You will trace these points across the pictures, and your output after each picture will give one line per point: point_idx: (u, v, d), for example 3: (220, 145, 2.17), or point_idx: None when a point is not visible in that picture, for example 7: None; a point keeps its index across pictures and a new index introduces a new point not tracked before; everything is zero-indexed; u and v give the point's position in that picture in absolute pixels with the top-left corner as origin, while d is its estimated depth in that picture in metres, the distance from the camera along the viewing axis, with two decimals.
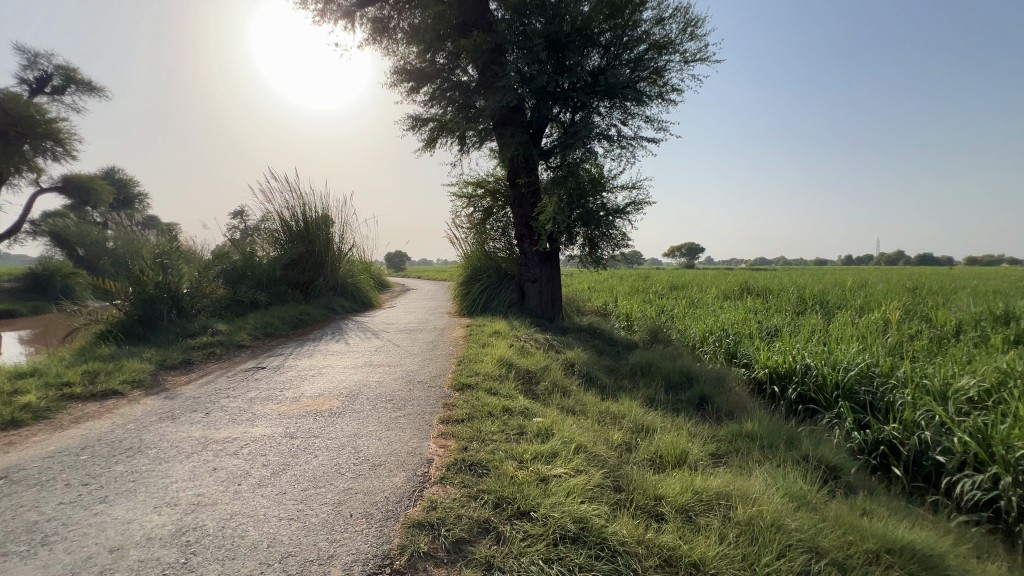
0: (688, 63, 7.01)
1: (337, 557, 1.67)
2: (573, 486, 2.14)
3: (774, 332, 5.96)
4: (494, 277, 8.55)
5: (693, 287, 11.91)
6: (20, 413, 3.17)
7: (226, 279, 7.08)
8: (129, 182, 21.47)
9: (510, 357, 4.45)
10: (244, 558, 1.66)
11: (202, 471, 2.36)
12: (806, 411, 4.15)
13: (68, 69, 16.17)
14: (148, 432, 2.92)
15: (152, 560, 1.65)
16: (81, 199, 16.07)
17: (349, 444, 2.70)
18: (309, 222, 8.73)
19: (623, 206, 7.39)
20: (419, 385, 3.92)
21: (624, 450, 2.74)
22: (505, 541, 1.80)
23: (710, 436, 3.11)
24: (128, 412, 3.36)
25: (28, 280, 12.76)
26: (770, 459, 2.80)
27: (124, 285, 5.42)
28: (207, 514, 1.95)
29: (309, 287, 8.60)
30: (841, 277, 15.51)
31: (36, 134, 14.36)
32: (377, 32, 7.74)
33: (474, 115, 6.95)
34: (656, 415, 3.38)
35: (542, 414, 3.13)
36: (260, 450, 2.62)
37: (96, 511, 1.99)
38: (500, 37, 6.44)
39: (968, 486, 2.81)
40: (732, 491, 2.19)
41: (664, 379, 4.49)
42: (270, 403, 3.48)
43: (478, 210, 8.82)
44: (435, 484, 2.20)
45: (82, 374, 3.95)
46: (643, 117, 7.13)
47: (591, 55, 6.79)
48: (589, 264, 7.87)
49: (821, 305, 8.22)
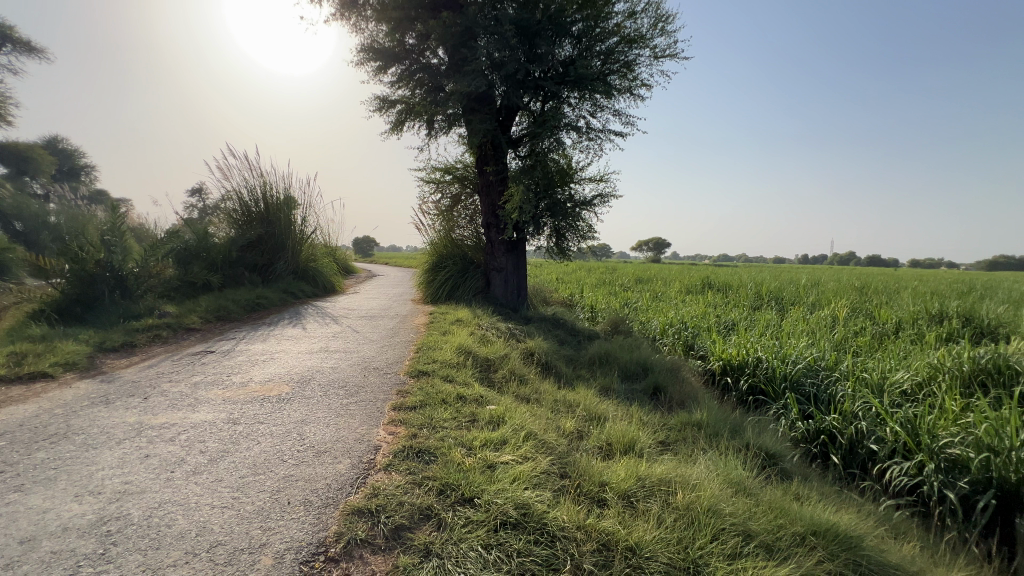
0: (657, 58, 7.08)
1: (269, 546, 1.62)
2: (518, 472, 2.15)
3: (731, 326, 6.15)
4: (459, 265, 8.47)
5: (659, 280, 12.13)
6: None
7: (177, 259, 6.75)
8: (74, 154, 20.12)
9: (470, 344, 4.43)
10: (169, 548, 1.59)
11: (133, 458, 2.25)
12: (755, 402, 4.31)
13: (4, 28, 14.92)
14: (78, 418, 2.75)
15: (66, 551, 1.56)
16: (18, 169, 14.91)
17: (295, 431, 2.63)
18: (268, 202, 8.40)
19: (590, 198, 7.44)
20: (374, 372, 3.85)
21: (575, 437, 2.77)
22: (446, 527, 1.78)
23: (661, 424, 3.19)
24: (57, 396, 3.16)
25: None
26: (715, 447, 2.90)
27: (60, 263, 5.07)
28: (134, 503, 1.85)
29: (268, 271, 8.31)
30: (796, 275, 16.13)
31: None
32: (344, 8, 7.45)
33: (442, 100, 6.77)
34: (609, 404, 3.43)
35: (496, 402, 3.13)
36: (198, 437, 2.51)
37: (9, 501, 1.86)
38: (470, 19, 6.28)
39: (897, 472, 2.99)
40: (675, 477, 2.25)
41: (621, 369, 4.57)
42: (215, 388, 3.35)
43: (446, 196, 8.71)
44: (380, 470, 2.17)
45: (8, 356, 3.68)
46: (612, 110, 7.16)
47: (563, 45, 6.73)
48: (555, 254, 7.86)
49: (775, 301, 8.53)
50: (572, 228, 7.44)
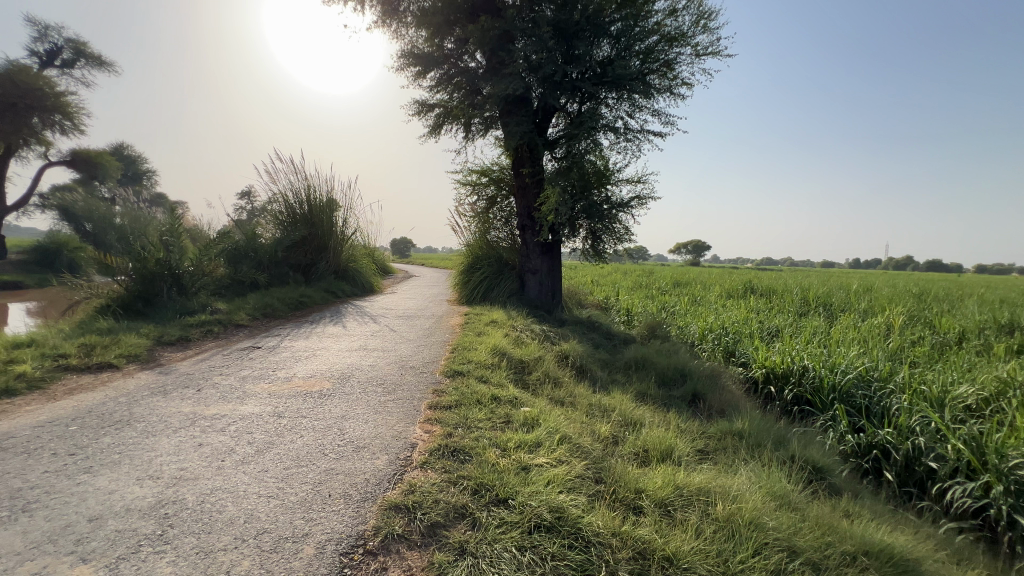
0: (699, 56, 6.91)
1: (311, 536, 1.68)
2: (553, 476, 2.14)
3: (775, 333, 5.90)
4: (495, 267, 8.53)
5: (698, 284, 11.81)
6: (15, 381, 3.23)
7: (228, 259, 7.13)
8: (138, 159, 21.59)
9: (505, 346, 4.45)
10: (220, 533, 1.68)
11: (188, 446, 2.38)
12: (801, 413, 4.13)
13: (77, 43, 16.16)
14: (139, 406, 2.95)
15: (129, 531, 1.67)
16: (89, 174, 16.15)
17: (335, 426, 2.71)
18: (312, 204, 8.72)
19: (627, 199, 7.33)
20: (411, 371, 3.92)
21: (610, 443, 2.72)
22: (480, 527, 1.80)
23: (699, 433, 3.10)
24: (121, 385, 3.40)
25: (38, 253, 13.64)
26: (756, 458, 2.79)
27: (124, 261, 5.44)
28: (188, 489, 1.97)
29: (311, 270, 8.63)
30: (847, 280, 15.30)
31: (45, 108, 14.42)
32: (386, 15, 7.67)
33: (480, 103, 6.85)
34: (646, 409, 3.37)
35: (530, 404, 3.13)
36: (246, 428, 2.64)
37: (80, 481, 2.01)
38: (508, 23, 6.30)
39: (959, 493, 2.78)
40: (714, 488, 2.18)
41: (658, 374, 4.48)
42: (262, 383, 3.51)
43: (481, 198, 8.77)
44: (416, 467, 2.21)
45: (79, 346, 3.98)
46: (651, 110, 7.03)
47: (601, 45, 6.65)
48: (591, 257, 7.78)
49: (824, 307, 8.13)
50: (609, 230, 7.35)
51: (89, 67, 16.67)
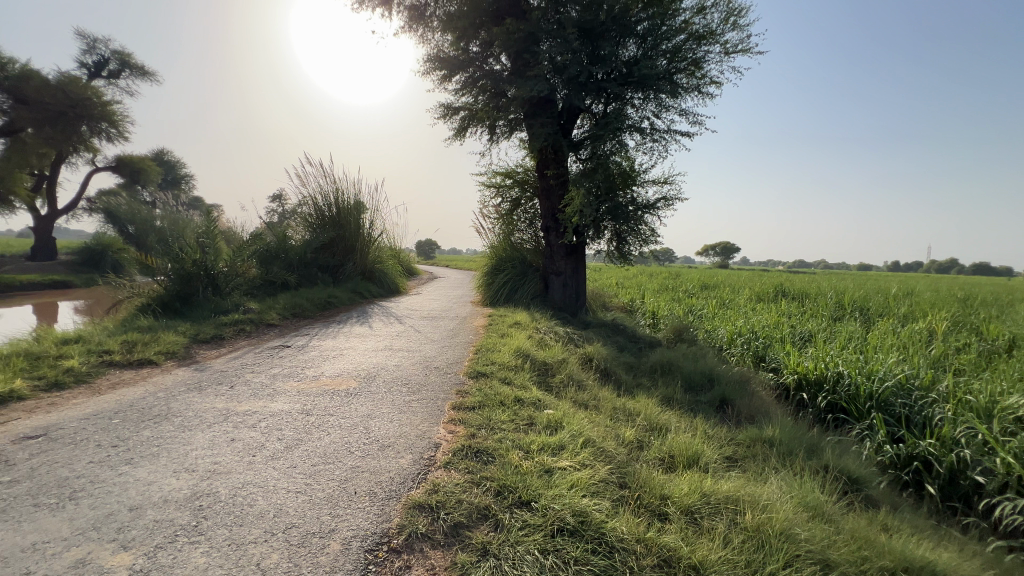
0: (728, 54, 6.77)
1: (337, 532, 1.72)
2: (576, 479, 2.12)
3: (808, 338, 5.71)
4: (519, 269, 8.54)
5: (727, 288, 11.53)
6: (63, 375, 3.40)
7: (259, 260, 7.36)
8: (177, 165, 22.53)
9: (528, 348, 4.44)
10: (250, 526, 1.73)
11: (222, 441, 2.47)
12: (835, 421, 3.98)
13: (122, 54, 16.99)
14: (177, 401, 3.07)
15: (166, 521, 1.74)
16: (133, 179, 16.93)
17: (361, 424, 2.76)
18: (340, 206, 8.90)
19: (653, 201, 7.23)
20: (436, 371, 3.96)
21: (635, 447, 2.68)
22: (503, 529, 1.79)
23: (727, 439, 3.02)
24: (160, 381, 3.55)
25: (85, 255, 14.37)
26: (787, 467, 2.70)
27: (164, 262, 5.68)
28: (221, 482, 2.03)
29: (339, 272, 8.82)
30: (886, 284, 14.68)
31: (93, 116, 15.18)
32: (413, 20, 7.80)
33: (504, 105, 6.87)
34: (671, 414, 3.30)
35: (554, 407, 3.12)
36: (276, 425, 2.71)
37: (121, 471, 2.11)
38: (534, 25, 6.30)
39: (1009, 510, 2.62)
40: (742, 496, 2.12)
41: (684, 379, 4.39)
42: (291, 381, 3.61)
43: (506, 200, 8.79)
44: (440, 467, 2.23)
45: (121, 343, 4.17)
46: (678, 110, 6.92)
47: (627, 45, 6.59)
48: (616, 259, 7.69)
49: (861, 312, 7.82)
50: (634, 232, 7.26)
51: (133, 77, 17.48)
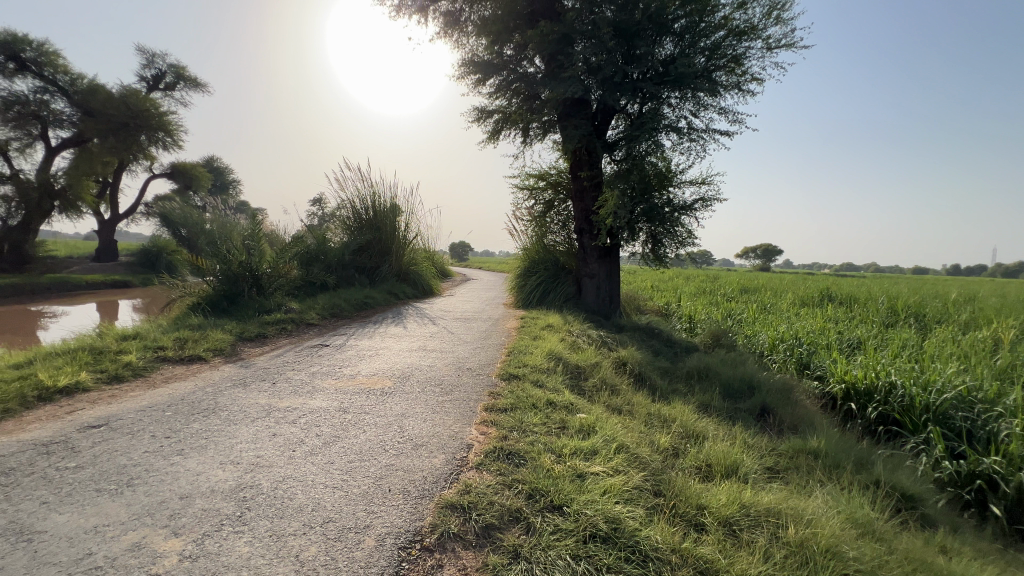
0: (771, 49, 6.54)
1: (372, 528, 1.75)
2: (609, 485, 2.09)
3: (857, 346, 5.41)
4: (551, 271, 8.50)
5: (768, 292, 11.11)
6: (122, 369, 3.63)
7: (300, 261, 7.64)
8: (225, 171, 23.72)
9: (561, 351, 4.41)
10: (290, 518, 1.79)
11: (264, 435, 2.57)
12: (887, 434, 3.75)
13: (177, 68, 18.03)
14: (223, 396, 3.22)
15: (212, 510, 1.82)
16: (186, 185, 17.92)
17: (395, 423, 2.81)
18: (376, 209, 9.12)
19: (690, 202, 7.06)
20: (468, 372, 3.99)
21: (670, 455, 2.62)
22: (535, 532, 1.79)
23: (768, 449, 2.90)
24: (209, 376, 3.73)
25: (141, 257, 15.34)
26: (834, 481, 2.56)
27: (213, 263, 5.98)
28: (264, 475, 2.12)
29: (375, 273, 9.04)
30: (944, 289, 13.76)
31: (150, 126, 16.16)
32: (448, 26, 7.92)
33: (538, 107, 6.88)
34: (709, 422, 3.21)
35: (586, 411, 3.08)
36: (315, 421, 2.80)
37: (173, 461, 2.23)
38: (568, 26, 6.26)
39: None
40: (784, 509, 2.03)
41: (722, 385, 4.25)
42: (329, 379, 3.72)
43: (539, 202, 8.78)
44: (472, 469, 2.24)
45: (174, 340, 4.41)
46: (717, 108, 6.74)
47: (664, 43, 6.46)
48: (651, 261, 7.54)
49: (916, 319, 7.36)
50: (670, 234, 7.10)
51: (187, 89, 18.50)
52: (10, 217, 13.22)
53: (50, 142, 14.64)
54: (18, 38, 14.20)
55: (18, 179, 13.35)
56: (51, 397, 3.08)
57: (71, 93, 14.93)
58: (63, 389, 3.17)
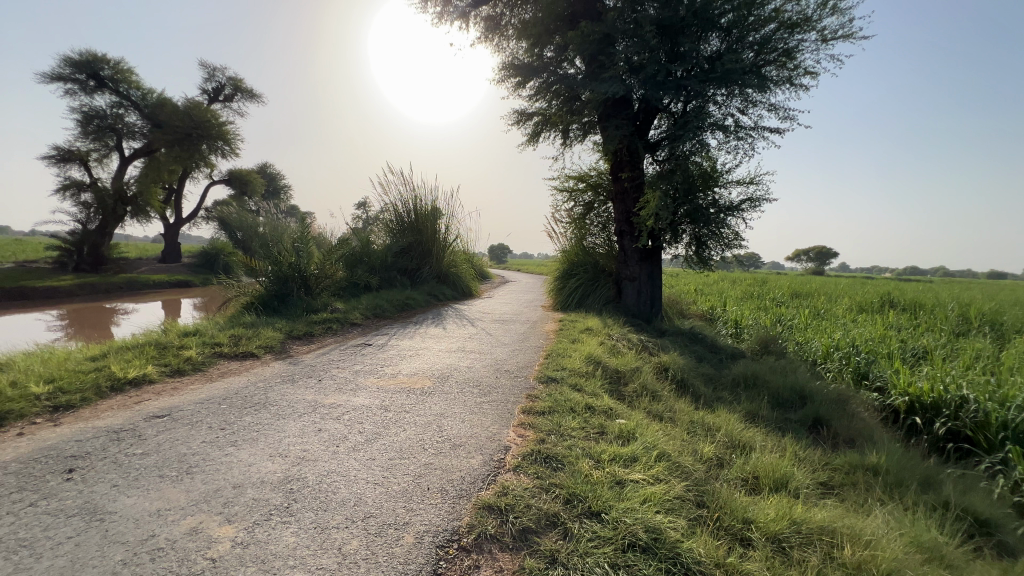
0: (826, 41, 6.22)
1: (411, 525, 1.78)
2: (650, 494, 2.04)
3: (923, 356, 5.03)
4: (591, 274, 8.40)
5: (823, 297, 10.51)
6: (184, 363, 3.88)
7: (346, 263, 7.92)
8: (277, 177, 24.96)
9: (600, 355, 4.35)
10: (334, 512, 1.85)
11: (311, 430, 2.67)
12: (957, 452, 3.46)
13: (236, 80, 19.15)
14: (274, 391, 3.38)
15: (262, 500, 1.90)
16: (242, 190, 18.98)
17: (435, 423, 2.86)
18: (418, 212, 9.32)
19: (737, 202, 6.81)
20: (506, 374, 4.00)
21: (714, 465, 2.52)
22: (572, 538, 1.76)
23: (821, 463, 2.74)
24: (260, 372, 3.93)
25: (202, 258, 16.40)
26: (896, 500, 2.39)
27: (265, 264, 6.30)
28: (310, 468, 2.20)
29: (416, 275, 9.24)
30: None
31: (211, 136, 17.20)
32: (489, 30, 8.01)
33: (578, 109, 6.83)
34: (756, 432, 3.07)
35: (626, 416, 3.02)
36: (358, 418, 2.88)
37: (227, 452, 2.36)
38: (609, 26, 6.16)
39: None
40: (839, 527, 1.91)
41: (771, 394, 4.06)
42: (372, 377, 3.83)
43: (578, 204, 8.72)
44: (509, 471, 2.24)
45: (229, 336, 4.67)
46: (767, 105, 6.47)
47: (710, 39, 6.26)
48: (695, 264, 7.31)
49: (991, 327, 6.76)
50: (715, 236, 6.87)
51: (244, 100, 19.61)
52: (89, 221, 14.42)
53: (124, 152, 15.86)
54: (97, 57, 15.50)
55: (96, 187, 14.54)
56: (122, 387, 3.33)
57: (142, 107, 16.14)
58: (132, 380, 3.42)
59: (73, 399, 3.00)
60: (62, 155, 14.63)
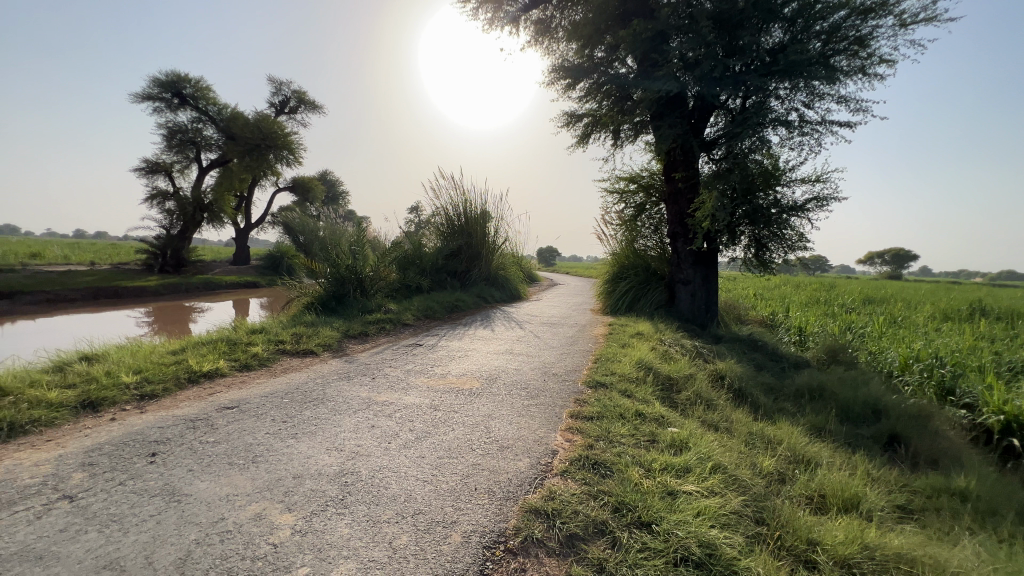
0: (905, 26, 5.74)
1: (458, 524, 1.80)
2: (704, 507, 1.95)
3: (1022, 371, 4.50)
4: (642, 276, 8.20)
5: (901, 303, 9.67)
6: (252, 359, 4.15)
7: (399, 265, 8.19)
8: (337, 183, 26.25)
9: (651, 360, 4.23)
10: (385, 506, 1.90)
11: (364, 426, 2.77)
12: None
13: (300, 93, 20.32)
14: (331, 388, 3.54)
15: (319, 492, 1.99)
16: (305, 197, 20.10)
17: (482, 424, 2.88)
18: (467, 215, 9.47)
19: (802, 202, 6.41)
20: (554, 377, 3.97)
21: (775, 480, 2.37)
22: (621, 547, 1.71)
23: (898, 484, 2.52)
24: (319, 369, 4.13)
25: (269, 261, 17.54)
26: (988, 530, 2.14)
27: (325, 267, 6.63)
28: (363, 463, 2.28)
29: (465, 277, 9.40)
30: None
31: (277, 145, 18.29)
32: (539, 34, 8.03)
33: (631, 108, 6.70)
34: (823, 447, 2.87)
35: (679, 425, 2.91)
36: (409, 416, 2.96)
37: (288, 443, 2.50)
38: (663, 23, 5.97)
39: None
40: (920, 556, 1.75)
41: (840, 407, 3.78)
42: (423, 377, 3.92)
43: (629, 206, 8.55)
44: (556, 475, 2.21)
45: (291, 335, 4.94)
46: (836, 97, 6.06)
47: (772, 31, 5.95)
48: (754, 267, 6.95)
49: None
50: (777, 238, 6.51)
51: (307, 111, 20.77)
52: (172, 227, 15.51)
53: (202, 163, 17.22)
54: (181, 77, 16.97)
55: (179, 196, 15.88)
56: (197, 379, 3.61)
57: (217, 121, 17.46)
58: (206, 373, 3.70)
59: (157, 389, 3.29)
60: (150, 167, 16.11)
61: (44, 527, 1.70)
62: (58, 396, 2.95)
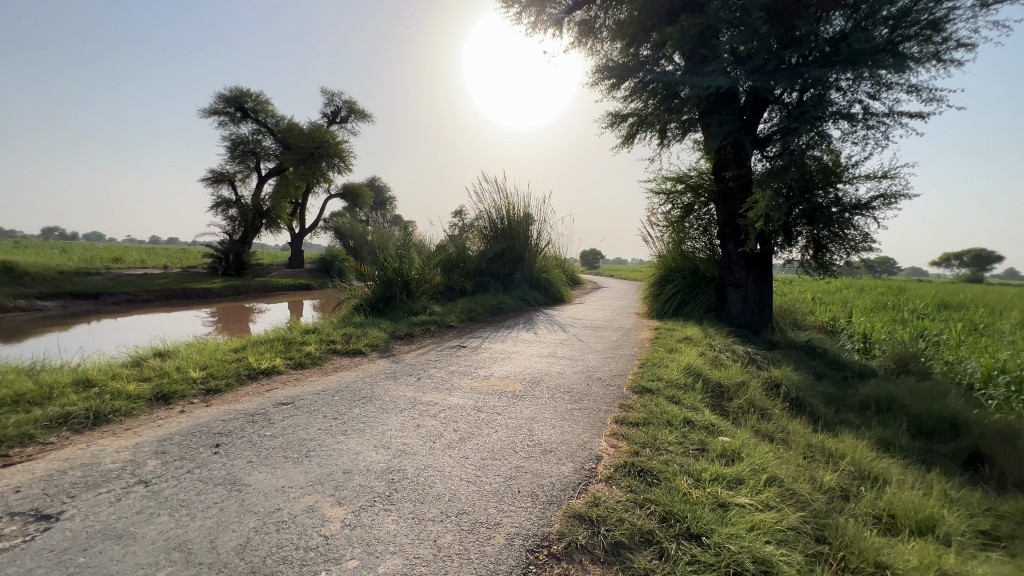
0: (988, 6, 5.26)
1: (502, 526, 1.81)
2: (758, 520, 1.85)
3: None
4: (689, 279, 7.94)
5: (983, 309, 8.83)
6: (305, 358, 4.34)
7: (443, 268, 8.33)
8: (384, 189, 27.11)
9: (699, 366, 4.07)
10: (430, 505, 1.93)
11: (410, 426, 2.83)
12: None
13: (349, 103, 21.15)
14: (378, 387, 3.64)
15: (367, 488, 2.05)
16: (354, 203, 20.88)
17: (525, 426, 2.87)
18: (510, 218, 9.51)
19: (866, 200, 6.00)
20: (598, 382, 3.91)
21: (837, 496, 2.22)
22: (669, 559, 1.66)
23: (981, 508, 2.30)
24: (367, 368, 4.26)
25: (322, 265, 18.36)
26: None
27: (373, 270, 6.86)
28: (409, 462, 2.33)
29: (508, 280, 9.43)
30: None
31: (329, 154, 19.11)
32: (583, 35, 7.97)
33: (678, 106, 6.52)
34: (892, 463, 2.66)
35: (730, 434, 2.79)
36: (453, 417, 3.00)
37: (339, 439, 2.59)
38: (712, 17, 5.77)
39: None
40: None
41: (911, 420, 3.49)
42: (467, 378, 3.97)
43: (676, 206, 8.32)
44: (601, 481, 2.17)
45: (341, 335, 5.13)
46: (906, 87, 5.63)
47: (832, 19, 5.62)
48: (813, 270, 6.57)
49: None
50: (838, 238, 6.12)
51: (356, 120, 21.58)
52: (234, 232, 16.55)
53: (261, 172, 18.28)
54: (243, 93, 18.13)
55: (240, 203, 16.93)
56: (256, 375, 3.82)
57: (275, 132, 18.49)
58: (264, 370, 3.90)
59: (220, 384, 3.51)
60: (216, 177, 17.28)
61: (122, 509, 1.85)
62: (135, 388, 3.21)
